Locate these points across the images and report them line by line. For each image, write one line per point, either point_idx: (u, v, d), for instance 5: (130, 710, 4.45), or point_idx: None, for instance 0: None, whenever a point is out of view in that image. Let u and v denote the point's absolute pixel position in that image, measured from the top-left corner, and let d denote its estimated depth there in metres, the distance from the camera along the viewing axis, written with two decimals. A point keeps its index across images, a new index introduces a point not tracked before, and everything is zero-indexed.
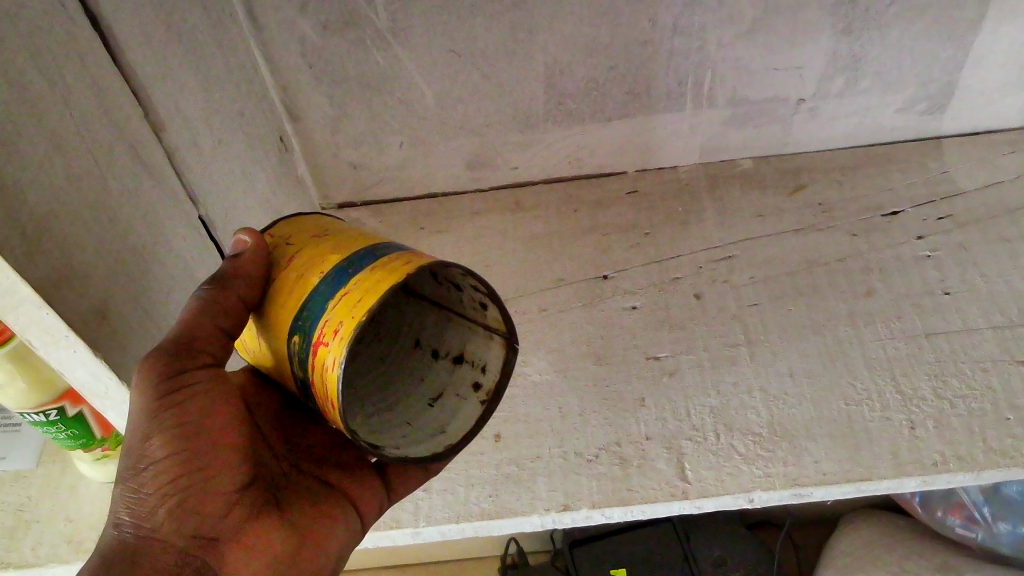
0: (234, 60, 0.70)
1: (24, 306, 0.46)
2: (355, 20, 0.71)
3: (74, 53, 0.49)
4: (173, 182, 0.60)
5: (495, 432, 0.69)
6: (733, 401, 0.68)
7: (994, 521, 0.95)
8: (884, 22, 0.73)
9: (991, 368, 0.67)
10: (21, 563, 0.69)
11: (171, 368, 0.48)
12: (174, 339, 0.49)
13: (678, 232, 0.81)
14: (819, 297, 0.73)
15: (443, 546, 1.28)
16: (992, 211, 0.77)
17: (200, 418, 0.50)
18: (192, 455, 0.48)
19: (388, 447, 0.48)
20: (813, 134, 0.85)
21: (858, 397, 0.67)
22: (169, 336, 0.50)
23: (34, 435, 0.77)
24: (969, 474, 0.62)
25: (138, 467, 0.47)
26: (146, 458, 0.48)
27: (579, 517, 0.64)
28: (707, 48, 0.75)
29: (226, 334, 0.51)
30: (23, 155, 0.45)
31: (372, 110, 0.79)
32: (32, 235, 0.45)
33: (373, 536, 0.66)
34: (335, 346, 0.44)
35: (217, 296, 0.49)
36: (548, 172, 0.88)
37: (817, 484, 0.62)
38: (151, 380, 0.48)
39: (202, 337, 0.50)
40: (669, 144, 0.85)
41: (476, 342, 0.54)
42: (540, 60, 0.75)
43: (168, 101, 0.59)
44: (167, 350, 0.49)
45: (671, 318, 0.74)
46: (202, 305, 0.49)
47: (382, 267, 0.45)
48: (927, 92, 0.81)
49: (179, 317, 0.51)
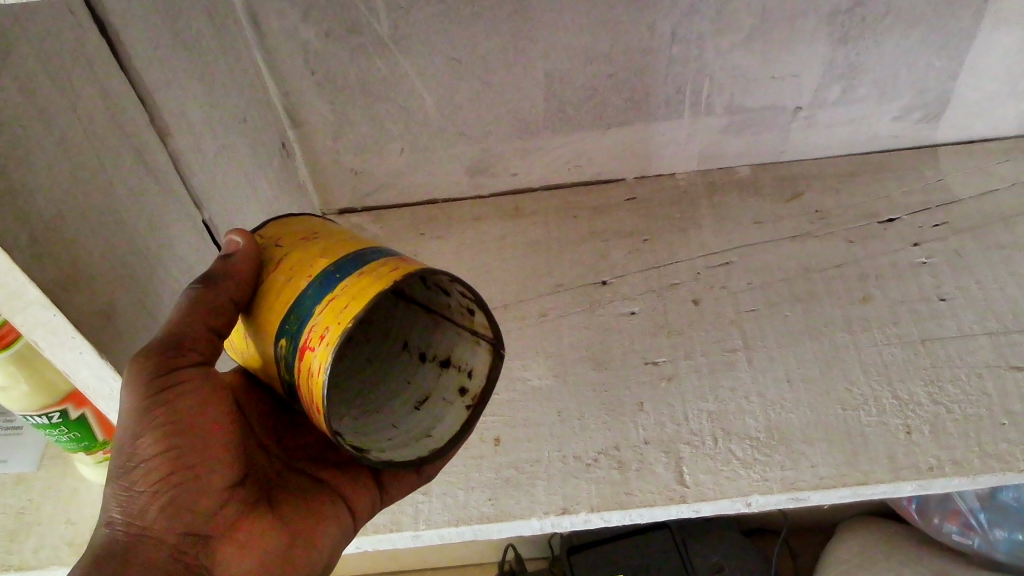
0: (237, 66, 0.71)
1: (32, 308, 0.47)
2: (358, 27, 0.72)
3: (82, 58, 0.50)
4: (178, 186, 0.61)
5: (494, 436, 0.70)
6: (731, 406, 0.68)
7: (991, 527, 0.95)
8: (878, 32, 0.74)
9: (986, 374, 0.67)
10: (21, 566, 0.69)
11: (159, 367, 0.49)
12: (164, 339, 0.50)
13: (677, 238, 0.82)
14: (816, 303, 0.74)
15: (441, 553, 1.28)
16: (987, 218, 0.78)
17: (190, 417, 0.50)
18: (182, 454, 0.49)
19: (372, 451, 0.48)
20: (809, 142, 0.86)
21: (855, 402, 0.67)
22: (158, 335, 0.50)
23: (35, 438, 0.78)
24: (965, 479, 0.62)
25: (129, 464, 0.48)
26: (135, 457, 0.48)
27: (577, 521, 0.65)
28: (706, 56, 0.76)
29: (215, 334, 0.51)
30: (32, 158, 0.46)
31: (374, 116, 0.80)
32: (40, 237, 0.46)
33: (373, 540, 0.66)
34: (320, 352, 0.45)
35: (206, 297, 0.50)
36: (547, 179, 0.89)
37: (814, 488, 0.63)
38: (140, 379, 0.48)
39: (190, 336, 0.50)
40: (667, 151, 0.86)
41: (463, 347, 0.55)
42: (540, 69, 0.76)
43: (173, 106, 0.60)
44: (156, 350, 0.49)
45: (669, 323, 0.75)
46: (192, 305, 0.50)
47: (370, 273, 0.46)
48: (922, 101, 0.82)
49: (168, 317, 0.51)
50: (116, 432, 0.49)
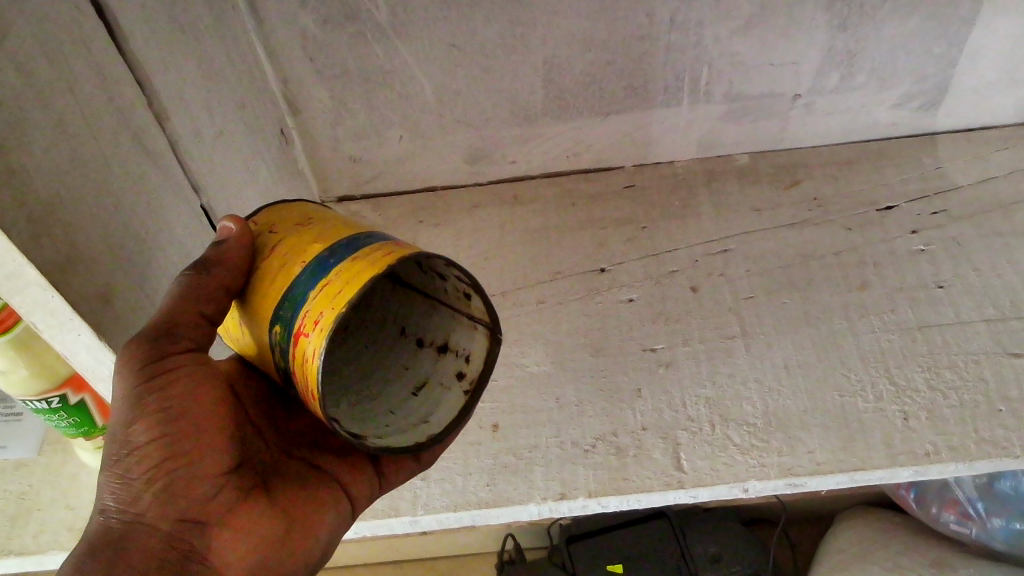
0: (234, 51, 0.71)
1: (30, 289, 0.47)
2: (356, 13, 0.72)
3: (80, 41, 0.51)
4: (175, 170, 0.61)
5: (492, 422, 0.70)
6: (728, 392, 0.69)
7: (988, 516, 0.96)
8: (877, 19, 0.74)
9: (983, 360, 0.67)
10: (21, 551, 0.69)
11: (152, 354, 0.49)
12: (156, 325, 0.50)
13: (675, 226, 0.82)
14: (814, 289, 0.74)
15: (438, 542, 1.29)
16: (986, 206, 0.78)
17: (183, 403, 0.50)
18: (174, 441, 0.49)
19: (369, 437, 0.48)
20: (809, 129, 0.86)
21: (852, 388, 0.67)
22: (152, 322, 0.51)
23: (34, 424, 0.78)
24: (960, 464, 0.62)
25: (122, 451, 0.48)
26: (129, 444, 0.48)
27: (575, 506, 0.65)
28: (705, 43, 0.76)
29: (207, 319, 0.51)
30: (30, 139, 0.46)
31: (372, 103, 0.80)
32: (38, 218, 0.46)
33: (371, 524, 0.67)
34: (314, 337, 0.45)
35: (199, 282, 0.50)
36: (546, 166, 0.89)
37: (811, 474, 0.63)
38: (132, 365, 0.49)
39: (183, 322, 0.50)
40: (665, 139, 0.86)
41: (460, 334, 0.55)
42: (539, 55, 0.76)
43: (171, 90, 0.60)
44: (149, 336, 0.49)
45: (667, 310, 0.75)
46: (184, 291, 0.50)
47: (363, 259, 0.46)
48: (921, 89, 0.81)
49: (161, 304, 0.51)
50: (110, 420, 0.50)
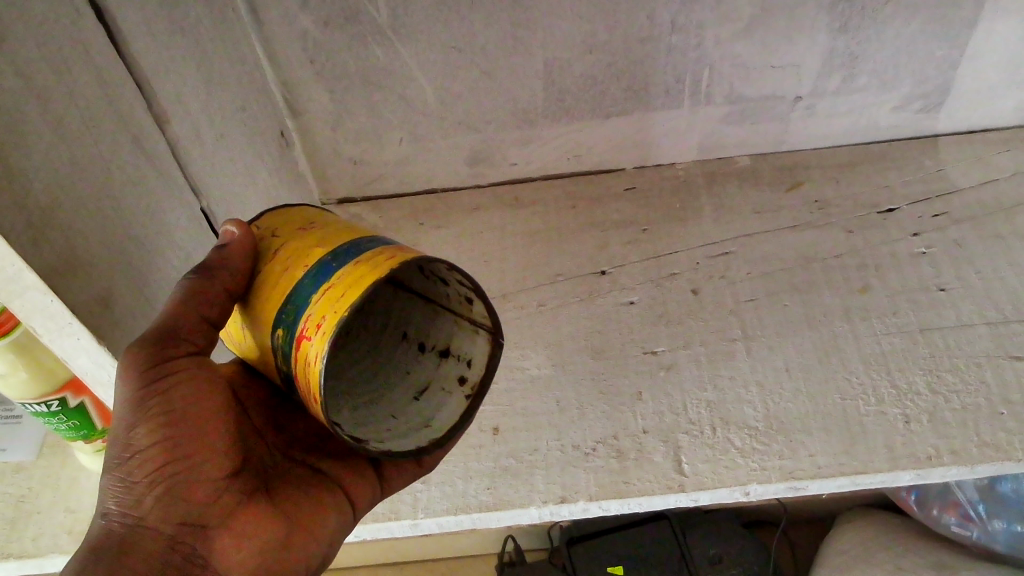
0: (234, 53, 0.71)
1: (29, 294, 0.47)
2: (356, 16, 0.71)
3: (80, 43, 0.50)
4: (175, 173, 0.61)
5: (493, 426, 0.70)
6: (729, 395, 0.69)
7: (990, 519, 0.96)
8: (879, 20, 0.74)
9: (985, 363, 0.67)
10: (20, 554, 0.69)
11: (153, 358, 0.49)
12: (158, 330, 0.49)
13: (675, 228, 0.82)
14: (815, 293, 0.74)
15: (439, 542, 1.28)
16: (988, 209, 0.78)
17: (184, 408, 0.50)
18: (176, 446, 0.49)
19: (371, 441, 0.48)
20: (810, 131, 0.86)
21: (853, 391, 0.67)
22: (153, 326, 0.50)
23: (34, 427, 0.78)
24: (962, 468, 0.62)
25: (123, 456, 0.48)
26: (130, 449, 0.48)
27: (576, 510, 0.65)
28: (706, 46, 0.76)
29: (209, 323, 0.51)
30: (30, 143, 0.46)
31: (372, 105, 0.80)
32: (37, 222, 0.46)
33: (372, 528, 0.66)
34: (316, 341, 0.44)
35: (201, 286, 0.50)
36: (547, 168, 0.88)
37: (812, 478, 0.63)
38: (134, 369, 0.48)
39: (185, 327, 0.50)
40: (666, 142, 0.86)
41: (462, 338, 0.55)
42: (539, 57, 0.76)
43: (172, 93, 0.60)
44: (151, 340, 0.49)
45: (668, 313, 0.75)
46: (186, 294, 0.50)
47: (365, 263, 0.46)
48: (922, 91, 0.81)
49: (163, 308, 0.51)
50: (112, 424, 0.49)
